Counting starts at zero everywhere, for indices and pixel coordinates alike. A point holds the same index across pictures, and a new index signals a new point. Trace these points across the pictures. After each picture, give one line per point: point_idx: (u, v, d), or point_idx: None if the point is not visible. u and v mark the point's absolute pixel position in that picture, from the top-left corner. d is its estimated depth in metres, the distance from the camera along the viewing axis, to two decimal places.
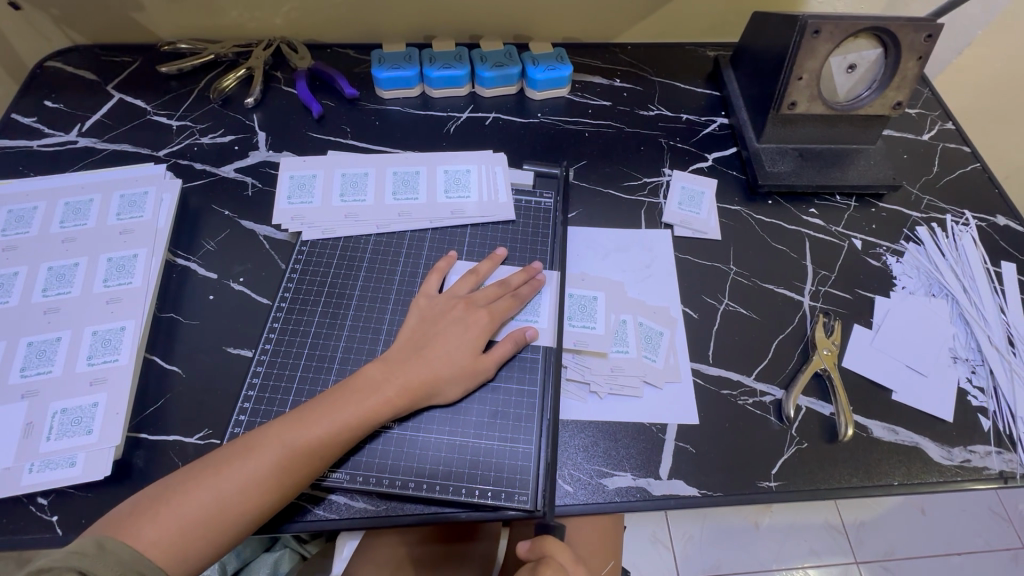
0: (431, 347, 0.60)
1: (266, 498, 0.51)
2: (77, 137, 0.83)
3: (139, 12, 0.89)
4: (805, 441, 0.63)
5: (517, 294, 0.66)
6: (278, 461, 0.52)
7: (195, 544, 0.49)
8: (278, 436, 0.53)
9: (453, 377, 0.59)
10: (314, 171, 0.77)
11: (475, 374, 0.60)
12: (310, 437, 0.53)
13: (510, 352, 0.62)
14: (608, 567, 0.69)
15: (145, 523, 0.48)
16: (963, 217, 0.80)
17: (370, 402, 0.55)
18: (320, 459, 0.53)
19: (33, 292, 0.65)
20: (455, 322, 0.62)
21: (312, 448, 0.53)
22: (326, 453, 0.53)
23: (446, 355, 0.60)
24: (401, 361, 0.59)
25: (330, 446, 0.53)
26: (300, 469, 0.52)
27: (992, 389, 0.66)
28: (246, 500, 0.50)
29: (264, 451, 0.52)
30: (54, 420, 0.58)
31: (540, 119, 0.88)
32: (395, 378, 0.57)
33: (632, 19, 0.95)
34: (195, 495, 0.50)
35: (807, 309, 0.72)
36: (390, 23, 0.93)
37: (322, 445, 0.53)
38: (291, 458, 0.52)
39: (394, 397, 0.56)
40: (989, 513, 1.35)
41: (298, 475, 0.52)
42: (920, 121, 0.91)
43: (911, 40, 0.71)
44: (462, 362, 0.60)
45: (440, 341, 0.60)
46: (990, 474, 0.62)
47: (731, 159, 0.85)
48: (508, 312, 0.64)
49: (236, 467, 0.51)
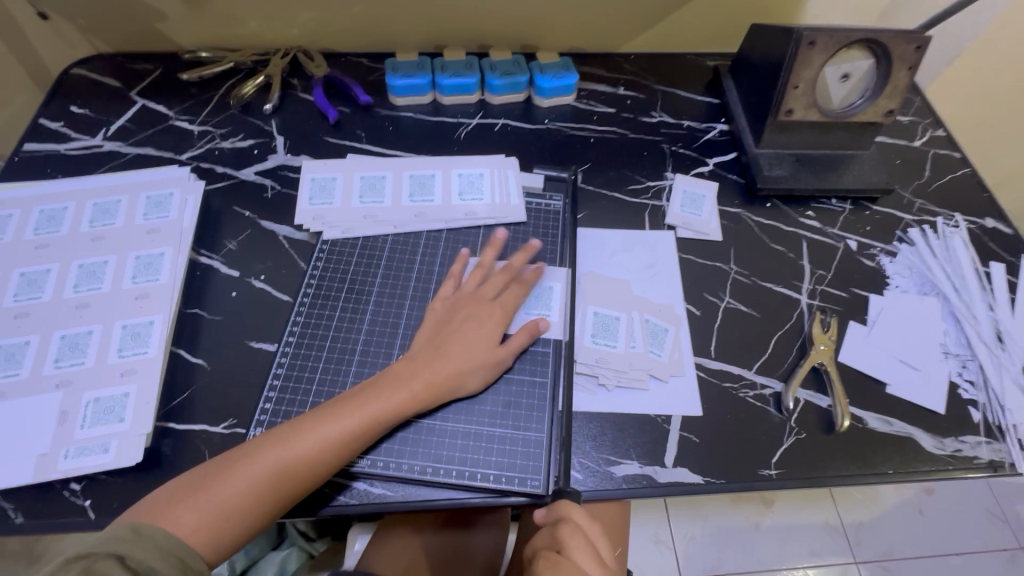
0: (450, 344, 0.63)
1: (295, 487, 0.54)
2: (102, 141, 0.86)
3: (161, 22, 0.93)
4: (804, 431, 0.66)
5: (522, 287, 0.69)
6: (309, 452, 0.54)
7: (229, 529, 0.51)
8: (308, 430, 0.55)
9: (472, 371, 0.62)
10: (333, 174, 0.81)
11: (492, 367, 0.63)
12: (338, 430, 0.56)
13: (526, 342, 0.65)
14: (617, 552, 0.71)
15: (182, 509, 0.51)
16: (953, 219, 0.84)
17: (395, 398, 0.58)
18: (348, 450, 0.56)
19: (64, 288, 0.68)
20: (471, 318, 0.65)
21: (340, 440, 0.55)
22: (353, 446, 0.56)
23: (465, 351, 0.62)
24: (423, 359, 0.61)
25: (356, 439, 0.56)
26: (328, 460, 0.55)
27: (982, 382, 0.69)
28: (276, 488, 0.53)
29: (294, 442, 0.54)
30: (87, 409, 0.60)
31: (547, 125, 0.92)
32: (419, 375, 0.60)
33: (635, 31, 0.99)
34: (229, 483, 0.52)
35: (805, 307, 0.75)
36: (403, 33, 0.97)
37: (349, 437, 0.56)
38: (320, 451, 0.55)
39: (418, 394, 0.59)
40: (986, 514, 1.38)
41: (327, 465, 0.55)
42: (913, 128, 0.95)
43: (902, 50, 0.75)
44: (480, 357, 0.63)
45: (459, 337, 0.63)
46: (980, 463, 0.65)
47: (730, 164, 0.88)
48: (518, 301, 0.68)
49: (268, 458, 0.54)
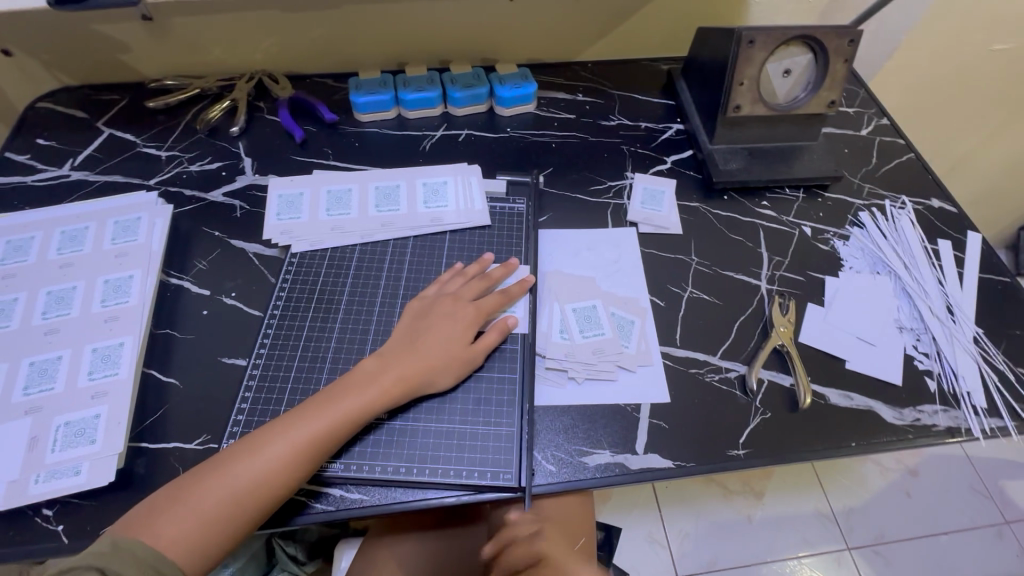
0: (424, 339, 0.64)
1: (277, 491, 0.54)
2: (70, 171, 0.87)
3: (126, 53, 0.94)
4: (769, 411, 0.68)
5: (499, 295, 0.70)
6: (288, 455, 0.55)
7: (211, 538, 0.51)
8: (286, 431, 0.56)
9: (443, 367, 0.63)
10: (301, 190, 0.83)
11: (463, 364, 0.65)
12: (316, 428, 0.56)
13: (496, 341, 0.67)
14: (578, 544, 0.70)
15: (165, 522, 0.51)
16: (900, 200, 0.88)
17: (368, 393, 0.59)
18: (325, 449, 0.57)
19: (33, 315, 0.68)
20: (445, 316, 0.66)
21: (317, 440, 0.56)
22: (330, 445, 0.57)
23: (436, 346, 0.64)
24: (397, 354, 0.63)
25: (335, 436, 0.57)
26: (309, 457, 0.56)
27: (936, 353, 0.72)
28: (258, 492, 0.53)
29: (273, 446, 0.55)
30: (58, 433, 0.60)
31: (510, 133, 0.94)
32: (393, 370, 0.61)
33: (588, 40, 1.03)
34: (209, 491, 0.53)
35: (764, 292, 0.77)
36: (365, 52, 0.99)
37: (327, 435, 0.57)
38: (300, 450, 0.55)
39: (394, 388, 0.60)
40: (971, 491, 1.41)
41: (306, 466, 0.56)
42: (858, 118, 0.99)
43: (836, 45, 0.79)
44: (452, 352, 0.64)
45: (432, 334, 0.65)
46: (939, 430, 0.67)
47: (687, 160, 0.92)
48: (495, 306, 0.69)
49: (249, 462, 0.54)
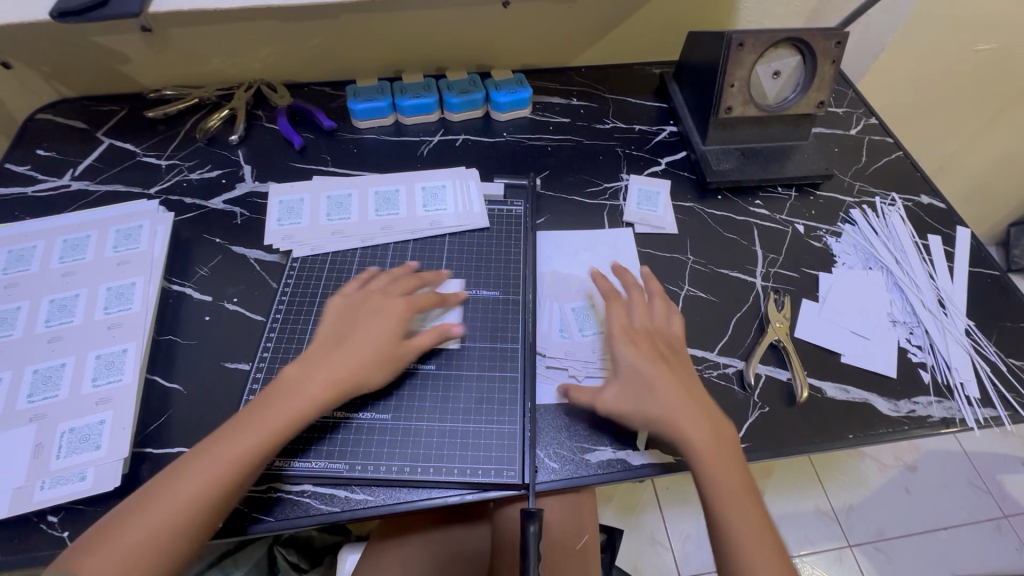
0: (348, 340, 0.63)
1: (212, 509, 0.53)
2: (70, 181, 0.87)
3: (125, 64, 0.95)
4: (767, 405, 0.68)
5: (432, 295, 0.70)
6: (218, 472, 0.54)
7: (147, 566, 0.50)
8: (216, 449, 0.55)
9: (371, 364, 0.62)
10: (301, 196, 0.83)
11: (393, 360, 0.64)
12: (245, 442, 0.56)
13: (432, 340, 0.66)
14: (582, 541, 0.70)
15: (92, 557, 0.49)
16: (890, 197, 0.89)
17: (297, 399, 0.59)
18: (257, 462, 0.56)
19: (36, 323, 0.69)
20: (371, 315, 0.66)
21: (249, 453, 0.55)
22: (264, 455, 0.56)
23: (362, 345, 0.63)
24: (320, 359, 0.62)
25: (266, 447, 0.56)
26: (241, 471, 0.55)
27: (929, 345, 0.74)
28: (190, 514, 0.52)
29: (203, 465, 0.54)
30: (62, 440, 0.60)
31: (506, 138, 0.96)
32: (318, 376, 0.60)
33: (582, 46, 1.05)
34: (138, 520, 0.51)
35: (759, 289, 0.79)
36: (362, 61, 1.01)
37: (258, 447, 0.56)
38: (231, 468, 0.54)
39: (324, 391, 0.60)
40: (970, 486, 1.42)
41: (239, 480, 0.55)
42: (847, 118, 1.01)
43: (824, 46, 0.81)
44: (380, 349, 0.63)
45: (359, 332, 0.64)
46: (934, 421, 0.68)
47: (681, 162, 0.93)
48: (427, 303, 0.69)
49: (179, 484, 0.53)
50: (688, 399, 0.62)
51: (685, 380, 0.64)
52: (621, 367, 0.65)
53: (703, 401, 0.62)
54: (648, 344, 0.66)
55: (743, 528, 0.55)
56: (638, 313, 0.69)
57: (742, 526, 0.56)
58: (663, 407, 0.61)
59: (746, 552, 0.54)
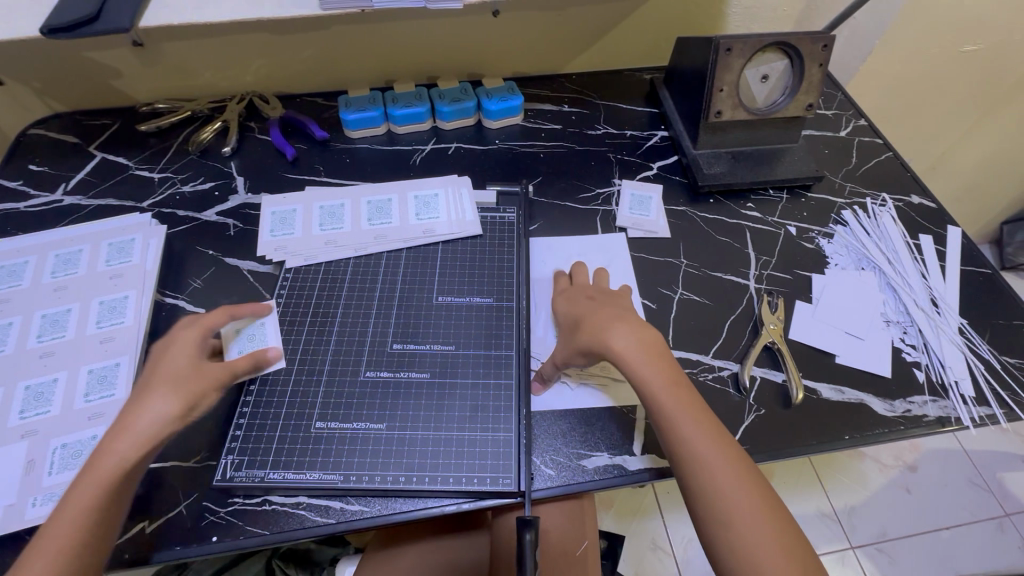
0: (149, 377, 0.58)
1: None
2: (63, 196, 0.87)
3: (118, 79, 0.96)
4: (762, 408, 0.68)
5: (222, 313, 0.65)
6: (67, 537, 0.49)
7: None
8: (59, 515, 0.50)
9: (169, 393, 0.57)
10: (294, 206, 0.84)
11: (200, 384, 0.59)
12: (83, 501, 0.51)
13: (245, 364, 0.63)
14: (582, 547, 0.70)
15: None
16: (880, 198, 0.90)
17: (112, 445, 0.54)
18: (103, 514, 0.51)
19: (28, 338, 0.68)
20: (167, 348, 0.61)
21: (91, 509, 0.51)
22: (106, 509, 0.52)
23: (165, 376, 0.58)
24: (132, 399, 0.57)
25: (104, 498, 0.52)
26: (89, 530, 0.50)
27: (923, 345, 0.74)
28: None
29: (53, 535, 0.49)
30: (55, 455, 0.60)
31: (498, 145, 0.96)
32: (149, 396, 0.56)
33: (572, 53, 1.06)
34: None
35: (753, 291, 0.79)
36: (354, 72, 1.01)
37: (95, 501, 0.51)
38: (85, 520, 0.50)
39: (154, 419, 0.55)
40: (971, 485, 1.42)
41: (88, 539, 0.50)
42: (837, 120, 1.02)
43: (810, 50, 0.81)
44: (179, 376, 0.58)
45: (157, 367, 0.59)
46: (929, 420, 0.68)
47: (673, 166, 0.94)
48: (213, 324, 0.64)
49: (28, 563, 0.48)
50: (636, 335, 0.64)
51: (629, 317, 0.67)
52: (561, 322, 0.72)
53: (649, 337, 0.64)
54: (582, 295, 0.72)
55: (711, 452, 0.55)
56: (580, 275, 0.76)
57: (710, 449, 0.56)
58: (616, 349, 0.62)
59: (718, 471, 0.54)
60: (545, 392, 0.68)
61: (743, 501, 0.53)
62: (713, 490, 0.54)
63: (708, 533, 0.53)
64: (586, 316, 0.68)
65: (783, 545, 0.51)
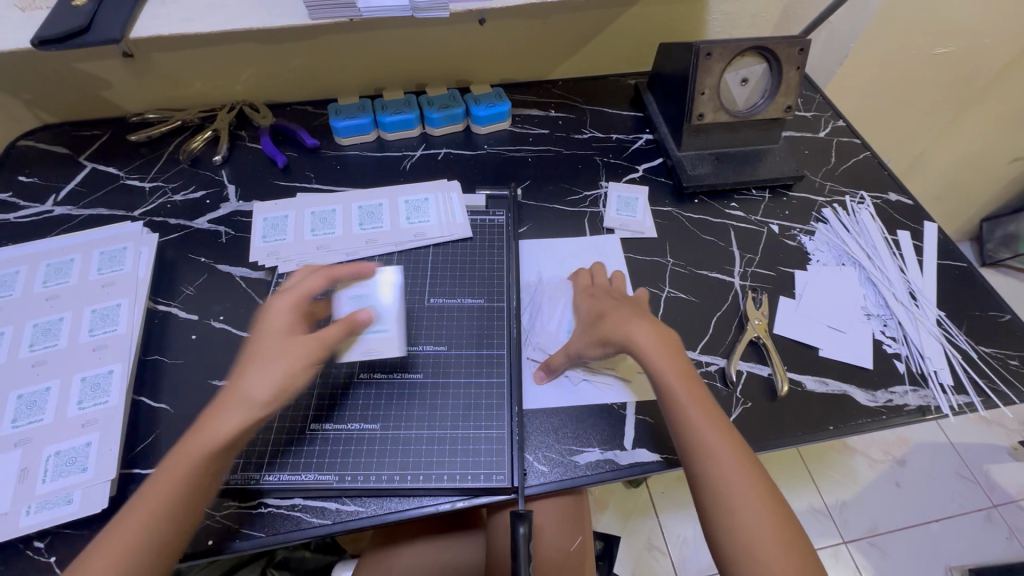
0: (255, 351, 0.60)
1: (157, 544, 0.51)
2: (53, 206, 0.87)
3: (108, 89, 0.96)
4: (749, 400, 0.70)
5: (324, 276, 0.65)
6: (158, 505, 0.52)
7: None
8: (156, 484, 0.54)
9: (264, 369, 0.58)
10: (285, 212, 0.85)
11: (293, 358, 0.59)
12: (178, 471, 0.54)
13: (339, 332, 0.61)
14: (576, 543, 0.71)
15: None
16: (859, 196, 0.93)
17: (215, 417, 0.56)
18: (197, 487, 0.54)
19: (20, 348, 0.69)
20: (267, 320, 0.62)
21: (183, 481, 0.54)
22: (200, 482, 0.54)
23: (267, 349, 0.60)
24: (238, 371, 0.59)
25: (200, 471, 0.54)
26: (184, 500, 0.53)
27: (902, 336, 0.76)
28: (133, 556, 0.50)
29: (145, 504, 0.52)
30: (48, 463, 0.60)
31: (486, 150, 0.98)
32: (245, 376, 0.58)
33: (558, 59, 1.08)
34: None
35: (738, 288, 0.81)
36: (343, 80, 1.03)
37: (189, 473, 0.54)
38: (178, 488, 0.53)
39: (250, 391, 0.57)
40: (958, 477, 1.44)
41: (180, 511, 0.53)
42: (816, 121, 1.05)
43: (788, 54, 0.84)
44: (277, 351, 0.59)
45: (262, 339, 0.61)
46: (910, 409, 0.70)
47: (658, 168, 0.96)
48: (313, 289, 0.64)
49: (120, 529, 0.51)
50: (655, 331, 0.66)
51: (649, 316, 0.69)
52: (580, 315, 0.73)
53: (666, 335, 0.67)
54: (606, 294, 0.74)
55: (721, 450, 0.57)
56: (600, 273, 0.78)
57: (719, 441, 0.58)
58: (638, 342, 0.65)
59: (723, 458, 0.56)
60: (546, 380, 0.70)
61: (751, 498, 0.54)
62: (720, 485, 0.55)
63: (714, 528, 0.55)
64: (607, 311, 0.70)
65: (779, 532, 0.53)
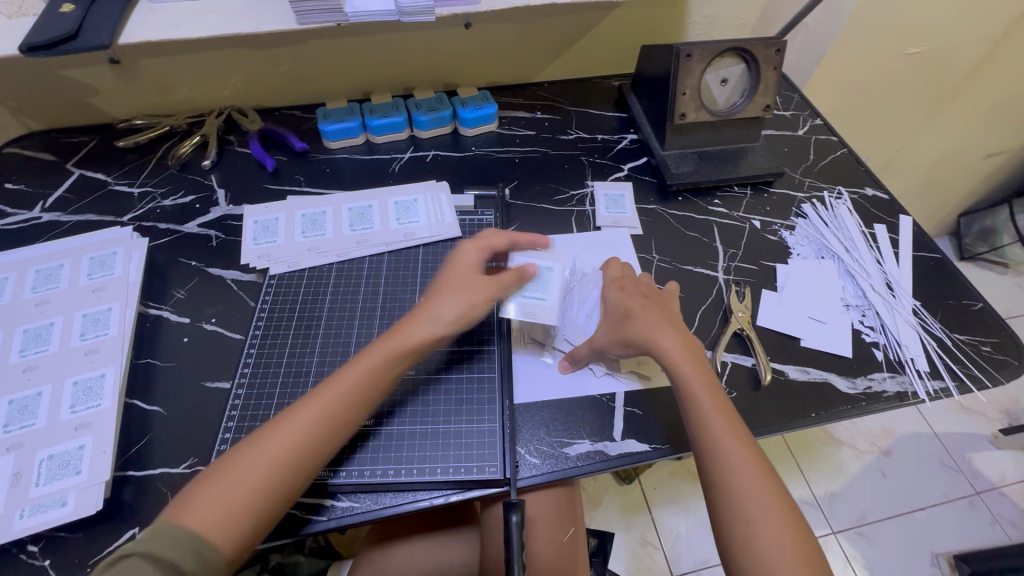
0: (439, 284, 0.69)
1: (319, 444, 0.57)
2: (41, 213, 0.87)
3: (94, 96, 0.96)
4: (734, 390, 0.72)
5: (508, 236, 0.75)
6: (328, 408, 0.58)
7: (252, 504, 0.53)
8: (328, 389, 0.60)
9: (447, 300, 0.67)
10: (276, 215, 0.85)
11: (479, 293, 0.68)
12: (354, 380, 0.61)
13: (513, 278, 0.70)
14: (569, 534, 0.73)
15: (200, 499, 0.52)
16: (837, 191, 0.95)
17: (394, 337, 0.64)
18: (364, 400, 0.60)
19: (10, 353, 0.69)
20: (451, 263, 0.71)
21: (354, 392, 0.60)
22: (366, 395, 0.61)
23: (449, 284, 0.68)
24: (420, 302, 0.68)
25: (368, 385, 0.61)
26: (357, 404, 0.60)
27: (880, 326, 0.79)
28: (295, 451, 0.56)
29: (313, 405, 0.58)
30: (41, 467, 0.60)
31: (474, 152, 0.99)
32: (435, 301, 0.67)
33: (543, 62, 1.10)
34: (244, 461, 0.54)
35: (722, 282, 0.83)
36: (331, 84, 1.04)
37: (361, 385, 0.60)
38: (348, 397, 0.59)
39: (437, 316, 0.65)
40: (942, 466, 1.48)
41: (342, 419, 0.59)
42: (795, 120, 1.08)
43: (765, 54, 0.87)
44: (460, 286, 0.68)
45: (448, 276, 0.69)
46: (888, 395, 0.72)
47: (642, 167, 0.98)
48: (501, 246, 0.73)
49: (289, 423, 0.57)
50: (678, 336, 0.67)
51: (676, 322, 0.70)
52: (607, 309, 0.72)
53: (691, 343, 0.67)
54: (636, 291, 0.72)
55: (734, 459, 0.58)
56: (629, 268, 0.77)
57: (740, 452, 0.58)
58: (662, 347, 0.65)
59: (743, 467, 0.57)
60: (571, 370, 0.72)
61: (770, 508, 0.55)
62: (739, 492, 0.56)
63: (727, 534, 0.56)
64: (634, 310, 0.69)
65: (797, 549, 0.53)
